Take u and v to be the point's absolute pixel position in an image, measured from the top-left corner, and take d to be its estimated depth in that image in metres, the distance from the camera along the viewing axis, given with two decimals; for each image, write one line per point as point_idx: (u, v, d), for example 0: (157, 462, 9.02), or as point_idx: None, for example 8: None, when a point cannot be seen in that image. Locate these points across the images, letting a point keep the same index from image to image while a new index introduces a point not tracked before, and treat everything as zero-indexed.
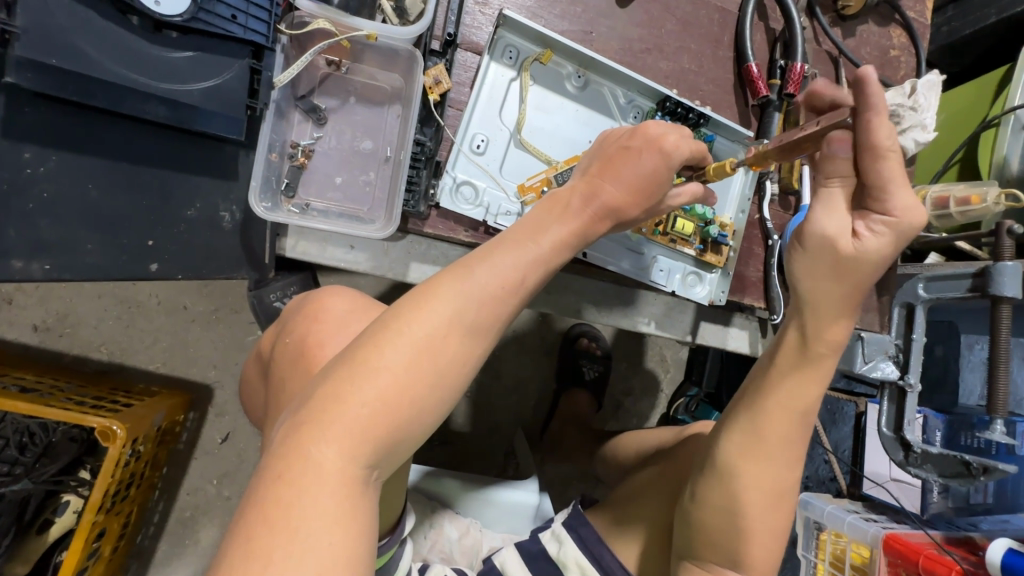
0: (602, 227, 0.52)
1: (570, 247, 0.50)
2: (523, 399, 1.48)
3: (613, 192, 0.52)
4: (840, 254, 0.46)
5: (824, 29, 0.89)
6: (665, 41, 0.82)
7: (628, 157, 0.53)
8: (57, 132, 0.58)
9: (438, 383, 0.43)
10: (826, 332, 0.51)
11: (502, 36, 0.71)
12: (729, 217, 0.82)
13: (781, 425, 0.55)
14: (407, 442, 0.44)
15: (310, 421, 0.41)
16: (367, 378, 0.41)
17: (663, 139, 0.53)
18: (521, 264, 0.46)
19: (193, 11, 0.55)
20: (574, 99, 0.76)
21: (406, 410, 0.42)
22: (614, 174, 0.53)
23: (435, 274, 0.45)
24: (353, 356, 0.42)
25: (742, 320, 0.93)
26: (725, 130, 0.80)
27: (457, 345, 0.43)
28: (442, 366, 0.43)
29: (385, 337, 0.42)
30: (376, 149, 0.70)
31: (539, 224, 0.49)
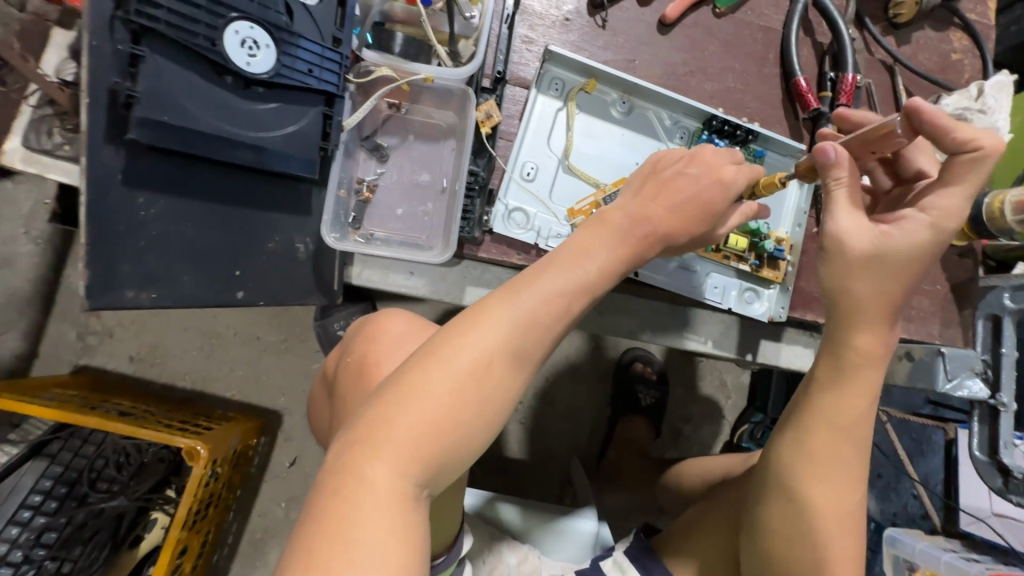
0: (647, 248, 0.53)
1: (618, 269, 0.51)
2: (577, 425, 1.46)
3: (662, 216, 0.53)
4: (871, 248, 0.51)
5: (876, 38, 0.87)
6: (709, 63, 0.84)
7: (680, 183, 0.55)
8: (158, 178, 0.64)
9: (485, 403, 0.45)
10: (858, 339, 0.53)
11: (549, 70, 0.75)
12: (786, 231, 0.81)
13: (834, 437, 0.55)
14: (456, 461, 0.45)
15: (363, 440, 0.43)
16: (416, 400, 0.43)
17: (718, 170, 0.56)
18: (567, 286, 0.48)
19: (277, 67, 0.58)
20: (620, 124, 0.79)
21: (453, 428, 0.44)
22: (666, 199, 0.54)
23: (482, 300, 0.48)
24: (402, 378, 0.45)
25: (803, 338, 0.89)
26: (776, 145, 0.80)
27: (505, 367, 0.45)
28: (490, 388, 0.45)
29: (435, 358, 0.45)
30: (433, 180, 0.75)
31: (581, 246, 0.50)
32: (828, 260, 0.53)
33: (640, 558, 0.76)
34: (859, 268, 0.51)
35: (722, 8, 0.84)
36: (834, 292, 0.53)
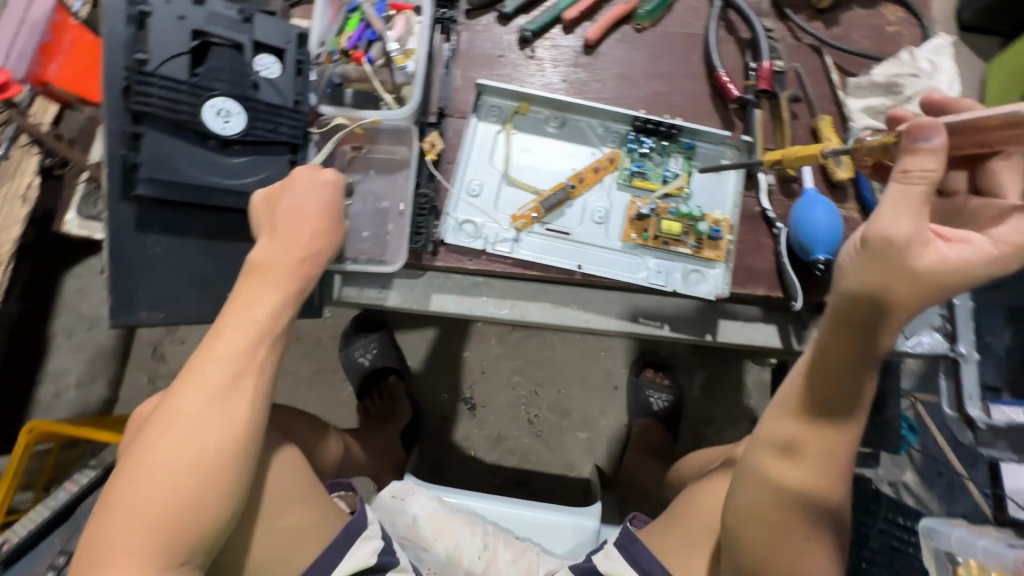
0: (311, 266, 0.63)
1: (283, 310, 0.60)
2: (594, 435, 1.49)
3: (304, 234, 0.63)
4: (930, 263, 0.46)
5: (798, 25, 0.92)
6: (634, 71, 0.92)
7: (298, 202, 0.65)
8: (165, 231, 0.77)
9: (208, 470, 0.53)
10: (873, 343, 0.51)
11: (485, 100, 0.88)
12: (723, 212, 0.85)
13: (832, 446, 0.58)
14: (207, 520, 0.54)
15: (101, 536, 0.52)
16: (135, 496, 0.52)
17: (323, 177, 0.67)
18: (220, 350, 0.56)
19: (247, 128, 0.72)
20: (556, 137, 0.88)
21: (189, 501, 0.52)
22: (291, 220, 0.64)
23: (171, 388, 0.56)
24: (116, 482, 0.53)
25: (766, 315, 0.88)
26: (704, 136, 0.86)
27: (212, 430, 0.54)
28: (201, 451, 0.53)
29: (148, 454, 0.53)
30: (391, 206, 0.85)
31: (244, 304, 0.59)
32: (860, 263, 0.48)
33: (627, 545, 0.79)
34: (892, 278, 0.47)
35: (644, 23, 0.93)
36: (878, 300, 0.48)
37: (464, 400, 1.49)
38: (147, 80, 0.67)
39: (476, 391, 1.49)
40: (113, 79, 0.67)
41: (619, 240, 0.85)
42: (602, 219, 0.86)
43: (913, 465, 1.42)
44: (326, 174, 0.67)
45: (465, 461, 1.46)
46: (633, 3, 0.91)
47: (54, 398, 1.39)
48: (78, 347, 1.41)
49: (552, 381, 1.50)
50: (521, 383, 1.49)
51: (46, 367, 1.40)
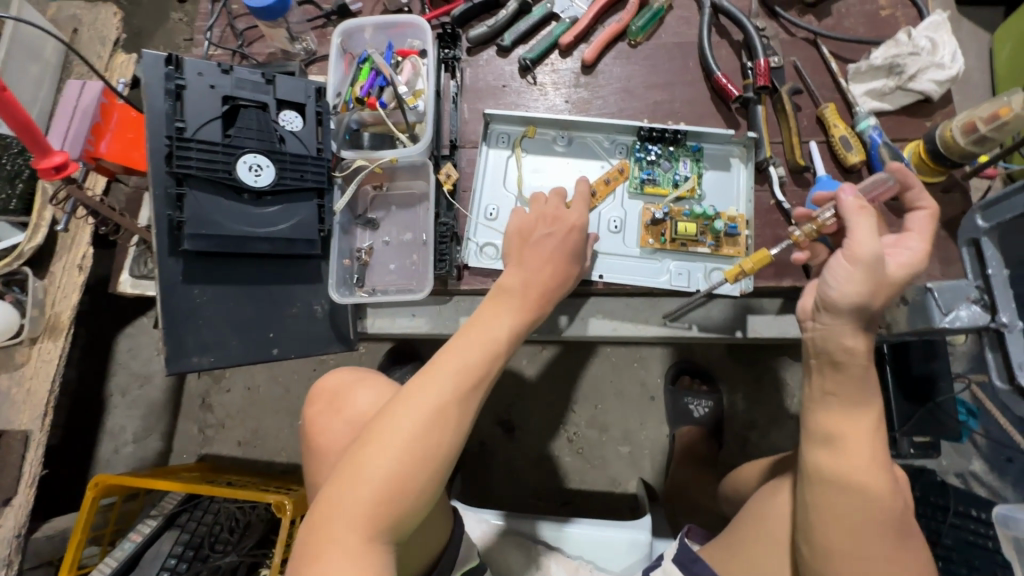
0: (541, 302, 0.73)
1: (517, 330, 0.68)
2: (636, 448, 1.47)
3: (547, 267, 0.75)
4: (899, 267, 0.61)
5: (789, 21, 0.94)
6: (633, 84, 0.95)
7: (546, 239, 0.77)
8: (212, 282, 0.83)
9: (435, 455, 0.58)
10: (844, 337, 0.61)
11: (493, 128, 0.92)
12: (737, 209, 0.86)
13: (870, 440, 0.62)
14: (418, 496, 0.57)
15: (341, 480, 0.57)
16: (376, 452, 0.57)
17: (570, 221, 0.79)
18: (468, 351, 0.63)
19: (277, 180, 0.78)
20: (564, 154, 0.92)
21: (412, 472, 0.57)
22: (540, 256, 0.75)
23: (422, 371, 0.62)
24: (353, 454, 0.58)
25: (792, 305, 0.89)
26: (710, 137, 0.88)
27: (442, 427, 0.59)
28: (428, 444, 0.58)
29: (395, 419, 0.59)
30: (414, 237, 0.89)
31: (489, 322, 0.67)
32: (852, 275, 0.59)
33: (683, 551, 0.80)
34: (863, 277, 0.59)
35: (637, 39, 0.96)
36: (861, 303, 0.59)
37: (502, 423, 1.49)
38: (186, 145, 0.73)
39: (513, 413, 1.50)
40: (155, 147, 0.73)
41: (638, 246, 0.87)
42: (618, 228, 0.88)
43: (979, 452, 1.35)
44: (572, 219, 0.79)
45: (509, 485, 1.45)
46: (626, 21, 0.94)
47: (114, 455, 1.46)
48: (133, 404, 1.49)
49: (588, 397, 1.50)
50: (557, 401, 1.50)
51: (105, 426, 1.47)
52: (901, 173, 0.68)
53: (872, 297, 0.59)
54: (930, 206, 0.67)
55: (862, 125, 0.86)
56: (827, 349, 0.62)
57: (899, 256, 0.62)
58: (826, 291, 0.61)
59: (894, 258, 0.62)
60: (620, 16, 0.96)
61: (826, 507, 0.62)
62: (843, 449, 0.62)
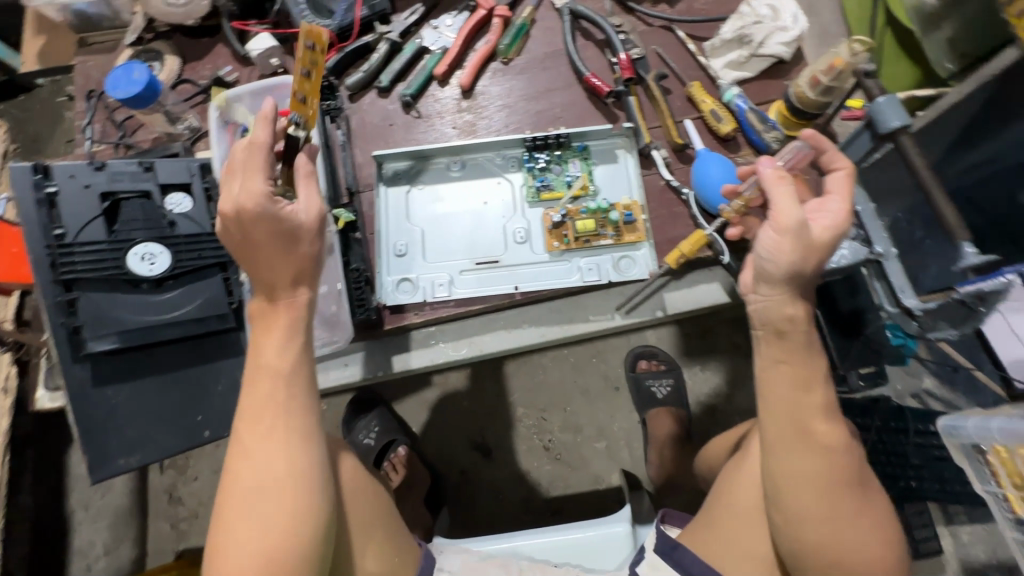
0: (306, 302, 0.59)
1: (301, 349, 0.59)
2: (612, 441, 1.48)
3: (278, 267, 0.57)
4: (825, 227, 0.65)
5: (644, 14, 0.99)
6: (513, 99, 0.99)
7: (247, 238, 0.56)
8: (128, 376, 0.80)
9: (288, 516, 0.55)
10: (780, 307, 0.65)
11: (388, 167, 0.94)
12: (630, 197, 0.90)
13: (818, 406, 0.65)
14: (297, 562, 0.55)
15: None
16: (230, 543, 0.54)
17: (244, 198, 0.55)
18: (268, 401, 0.57)
19: (173, 264, 0.77)
20: (460, 179, 0.94)
21: (276, 542, 0.54)
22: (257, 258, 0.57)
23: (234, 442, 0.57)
24: (208, 557, 0.55)
25: (704, 274, 0.92)
26: (591, 134, 0.91)
27: (277, 485, 0.55)
28: (272, 514, 0.55)
29: (231, 507, 0.55)
30: (329, 289, 0.87)
31: (261, 358, 0.58)
32: (774, 243, 0.64)
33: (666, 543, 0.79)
34: (790, 245, 0.63)
35: (508, 55, 1.00)
36: (792, 270, 0.63)
37: (478, 448, 1.49)
38: (69, 250, 0.73)
39: (487, 435, 1.50)
40: (38, 259, 0.73)
41: (546, 251, 0.89)
42: (524, 238, 0.90)
43: (928, 369, 1.40)
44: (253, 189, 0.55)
45: (497, 507, 1.45)
46: (493, 42, 0.99)
47: (88, 573, 1.40)
48: (96, 515, 1.43)
49: (555, 402, 1.51)
50: (526, 413, 1.51)
51: (72, 544, 1.41)
52: (815, 139, 0.71)
53: (803, 263, 0.63)
54: (845, 165, 0.70)
55: (729, 94, 0.91)
56: (771, 320, 0.65)
57: (824, 218, 0.66)
58: (760, 263, 0.65)
59: (819, 221, 0.66)
60: (488, 37, 1.00)
61: (794, 474, 0.65)
62: (808, 427, 0.64)
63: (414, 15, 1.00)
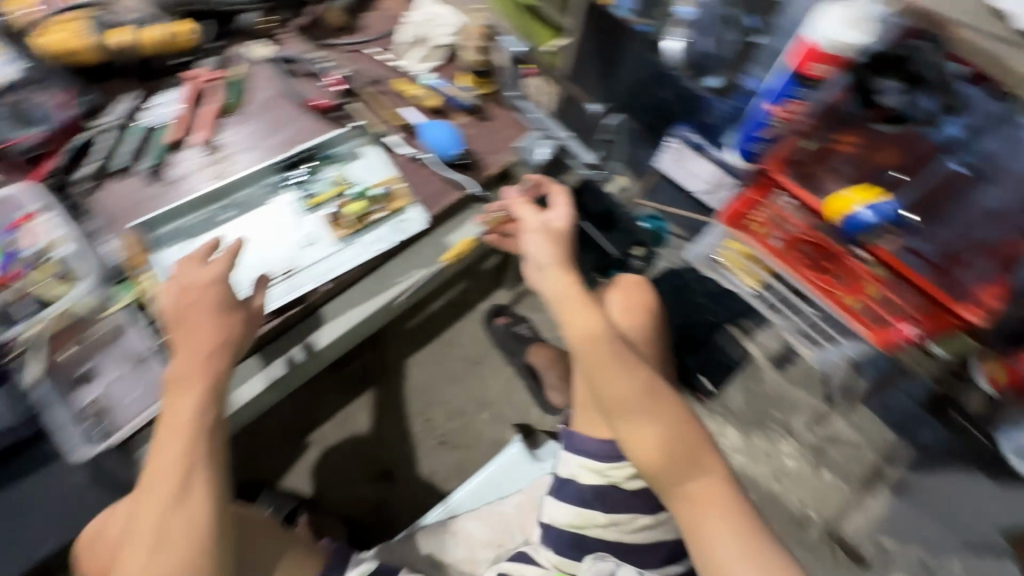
0: (216, 362, 0.75)
1: (206, 405, 0.72)
2: (497, 408, 1.61)
3: (203, 332, 0.76)
4: (562, 228, 0.94)
5: (337, 46, 1.20)
6: (255, 139, 1.10)
7: (196, 315, 0.77)
8: None
9: (177, 561, 0.64)
10: (554, 279, 0.89)
11: (158, 233, 0.97)
12: (384, 175, 1.07)
13: (606, 341, 0.83)
14: None
15: None
16: None
17: (198, 281, 0.79)
18: (166, 456, 0.69)
19: None
20: (233, 218, 1.02)
21: None
22: (194, 325, 0.76)
23: (140, 486, 0.69)
24: None
25: (470, 212, 1.11)
26: (332, 143, 1.07)
27: (168, 528, 0.66)
28: (173, 556, 0.64)
29: (130, 552, 0.65)
30: (138, 359, 0.89)
31: (171, 414, 0.71)
32: (537, 239, 0.93)
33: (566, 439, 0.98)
34: (542, 241, 0.92)
35: (239, 106, 1.12)
36: (547, 261, 0.90)
37: (381, 476, 1.51)
38: None
39: (380, 462, 1.52)
40: None
41: (335, 241, 1.01)
42: (312, 241, 1.01)
43: None
44: (204, 276, 0.79)
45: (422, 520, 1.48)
46: (218, 101, 1.10)
47: None
48: None
49: (433, 400, 1.60)
50: (410, 423, 1.57)
51: None
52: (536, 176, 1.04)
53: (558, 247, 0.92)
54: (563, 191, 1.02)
55: (424, 79, 1.16)
56: (555, 289, 0.88)
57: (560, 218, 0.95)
58: (528, 259, 0.93)
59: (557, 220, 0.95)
60: (212, 99, 1.11)
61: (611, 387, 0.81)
62: (607, 350, 0.82)
63: (132, 100, 1.08)
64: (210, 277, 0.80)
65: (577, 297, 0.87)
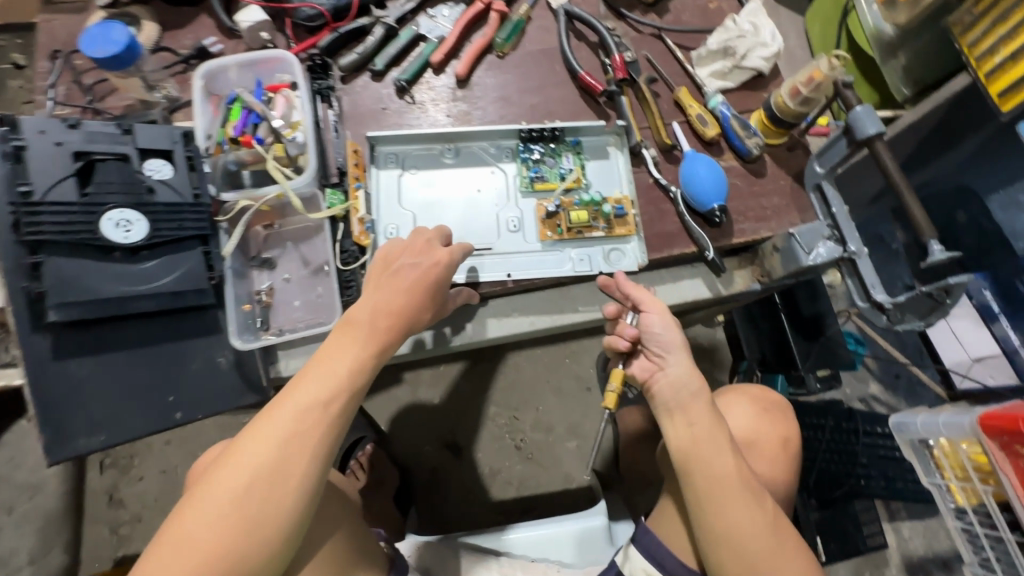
0: (396, 333, 0.69)
1: (368, 365, 0.67)
2: (583, 444, 1.49)
3: (403, 297, 0.70)
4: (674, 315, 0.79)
5: (632, 21, 1.03)
6: (507, 91, 0.99)
7: (404, 272, 0.71)
8: (83, 343, 0.71)
9: (263, 498, 0.59)
10: (678, 369, 0.75)
11: (380, 150, 0.92)
12: (622, 192, 0.93)
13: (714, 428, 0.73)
14: (239, 557, 0.58)
15: (167, 538, 0.58)
16: (206, 500, 0.59)
17: (431, 245, 0.74)
18: (314, 393, 0.63)
19: (152, 234, 0.73)
20: (454, 166, 0.94)
21: (247, 519, 0.59)
22: (398, 285, 0.70)
23: (263, 408, 0.63)
24: (186, 497, 0.60)
25: (687, 271, 0.95)
26: (585, 131, 0.94)
27: (274, 465, 0.60)
28: (261, 491, 0.59)
29: (226, 466, 0.60)
30: (315, 269, 0.87)
31: (331, 355, 0.66)
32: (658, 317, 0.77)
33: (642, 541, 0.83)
34: (662, 316, 0.77)
35: (504, 49, 1.01)
36: (674, 343, 0.76)
37: (448, 446, 1.47)
38: (35, 210, 0.67)
39: (452, 433, 1.48)
40: None
41: (540, 240, 0.91)
42: (517, 227, 0.91)
43: (874, 375, 1.52)
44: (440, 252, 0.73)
45: (466, 508, 1.43)
46: (490, 35, 1.00)
47: None
48: None
49: (528, 402, 1.51)
50: (498, 413, 1.50)
51: None
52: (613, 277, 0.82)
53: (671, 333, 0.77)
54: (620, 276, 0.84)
55: (713, 100, 0.96)
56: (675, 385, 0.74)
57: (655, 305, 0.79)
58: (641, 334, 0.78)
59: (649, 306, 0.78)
60: (484, 30, 1.00)
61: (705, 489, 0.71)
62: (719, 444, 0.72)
63: (411, 3, 1.00)
64: (444, 251, 0.74)
65: (699, 390, 0.74)
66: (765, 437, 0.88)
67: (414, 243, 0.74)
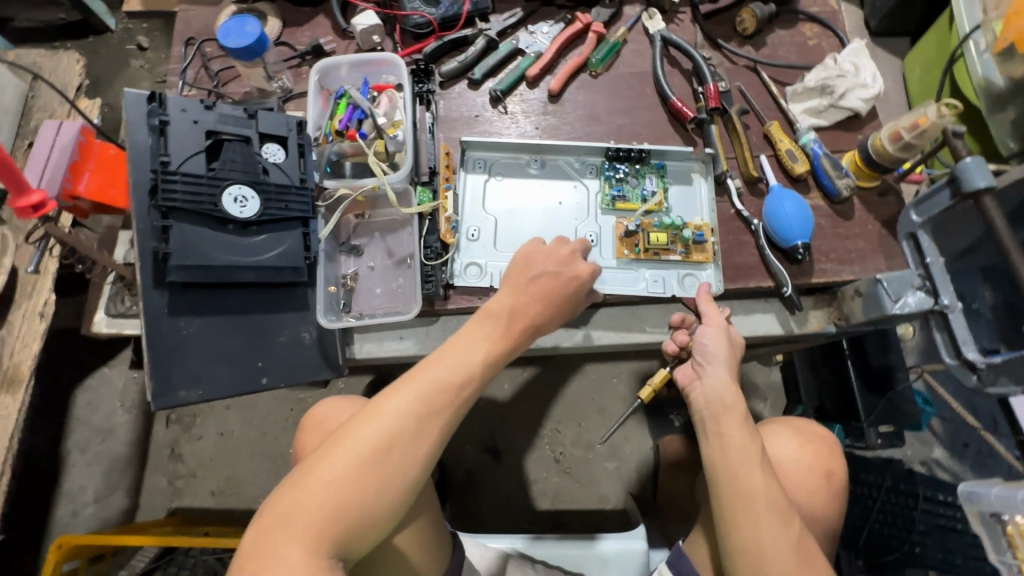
0: (526, 335, 0.75)
1: (497, 359, 0.72)
2: (622, 466, 1.48)
3: (535, 305, 0.75)
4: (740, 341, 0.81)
5: (729, 52, 1.04)
6: (597, 109, 1.02)
7: (545, 280, 0.77)
8: (192, 303, 0.78)
9: (393, 465, 0.62)
10: (714, 387, 0.75)
11: (470, 155, 0.96)
12: (702, 218, 0.93)
13: (745, 435, 0.70)
14: (363, 518, 0.61)
15: (298, 487, 0.60)
16: (341, 455, 0.61)
17: (567, 257, 0.79)
18: (450, 375, 0.67)
19: (262, 211, 0.79)
20: (538, 176, 0.97)
21: (377, 483, 0.61)
22: (535, 291, 0.76)
23: (403, 377, 0.67)
24: (318, 450, 0.62)
25: (760, 305, 0.94)
26: (672, 155, 0.95)
27: (408, 435, 0.63)
28: (393, 457, 0.62)
29: (364, 425, 0.63)
30: (397, 261, 0.91)
31: (467, 343, 0.71)
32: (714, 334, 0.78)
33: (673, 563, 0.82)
34: (716, 332, 0.79)
35: (597, 69, 1.04)
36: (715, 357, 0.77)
37: (487, 449, 1.49)
38: (171, 179, 0.75)
39: (493, 436, 1.50)
40: (141, 182, 0.75)
41: (615, 257, 0.92)
42: (594, 242, 0.93)
43: (939, 439, 1.43)
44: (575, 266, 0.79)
45: (499, 512, 1.44)
46: (585, 55, 1.03)
47: (72, 518, 1.41)
48: (93, 461, 1.45)
49: (571, 416, 1.51)
50: (540, 423, 1.51)
51: (62, 487, 1.43)
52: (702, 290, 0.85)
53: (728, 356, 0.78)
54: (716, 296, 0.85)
55: (805, 137, 0.95)
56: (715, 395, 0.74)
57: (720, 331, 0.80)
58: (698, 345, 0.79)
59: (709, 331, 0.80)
60: (580, 50, 1.04)
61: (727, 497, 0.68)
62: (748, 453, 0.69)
63: (513, 18, 1.05)
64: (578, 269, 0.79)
65: (738, 403, 0.73)
66: (818, 475, 0.85)
67: (548, 253, 0.79)
